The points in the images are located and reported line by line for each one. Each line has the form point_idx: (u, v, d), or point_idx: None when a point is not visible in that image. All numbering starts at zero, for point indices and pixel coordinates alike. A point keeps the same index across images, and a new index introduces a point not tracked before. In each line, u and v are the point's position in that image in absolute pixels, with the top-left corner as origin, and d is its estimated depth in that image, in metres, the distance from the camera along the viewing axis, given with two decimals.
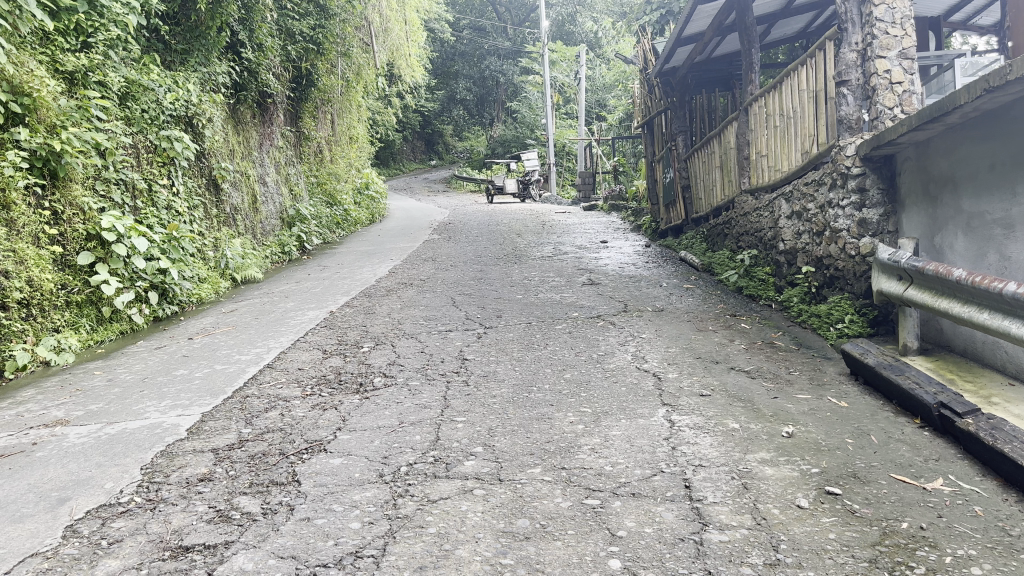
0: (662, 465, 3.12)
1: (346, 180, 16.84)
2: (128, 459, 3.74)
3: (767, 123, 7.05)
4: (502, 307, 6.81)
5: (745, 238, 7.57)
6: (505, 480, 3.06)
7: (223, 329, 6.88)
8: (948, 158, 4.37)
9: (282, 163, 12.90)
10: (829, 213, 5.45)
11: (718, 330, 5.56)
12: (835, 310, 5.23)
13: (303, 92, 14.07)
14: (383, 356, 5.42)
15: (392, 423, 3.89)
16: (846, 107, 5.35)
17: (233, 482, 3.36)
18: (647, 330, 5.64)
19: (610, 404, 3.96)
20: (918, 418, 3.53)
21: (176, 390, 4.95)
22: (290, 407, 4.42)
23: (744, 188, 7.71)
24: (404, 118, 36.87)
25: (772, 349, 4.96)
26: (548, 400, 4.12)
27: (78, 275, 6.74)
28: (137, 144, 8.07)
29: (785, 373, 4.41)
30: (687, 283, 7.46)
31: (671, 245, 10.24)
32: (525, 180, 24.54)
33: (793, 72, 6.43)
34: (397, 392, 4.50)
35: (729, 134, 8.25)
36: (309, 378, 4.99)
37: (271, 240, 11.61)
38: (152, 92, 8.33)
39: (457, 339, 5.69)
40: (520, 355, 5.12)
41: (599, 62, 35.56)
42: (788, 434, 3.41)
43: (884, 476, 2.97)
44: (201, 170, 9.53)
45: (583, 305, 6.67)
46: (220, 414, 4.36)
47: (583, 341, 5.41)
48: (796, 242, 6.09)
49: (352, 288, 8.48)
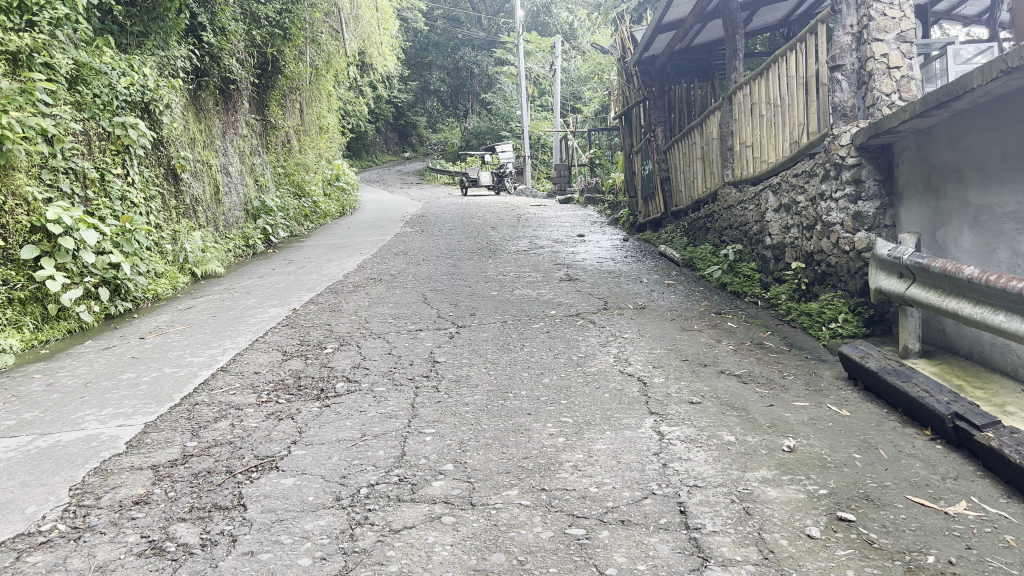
0: (654, 486, 2.79)
1: (315, 171, 16.34)
2: (56, 477, 3.32)
3: (753, 112, 6.76)
4: (475, 304, 6.46)
5: (728, 232, 7.28)
6: (478, 506, 2.71)
7: (179, 328, 6.45)
8: (954, 148, 4.10)
9: (247, 152, 12.39)
10: (821, 205, 5.17)
11: (704, 329, 5.25)
12: (827, 309, 4.96)
13: (269, 79, 13.56)
14: (347, 358, 5.04)
15: (354, 436, 3.53)
16: (841, 94, 5.03)
17: (172, 507, 2.98)
18: (629, 329, 5.32)
19: (593, 413, 3.63)
20: (929, 429, 3.26)
21: (120, 396, 4.53)
22: (242, 416, 4.04)
23: (728, 181, 7.41)
24: (377, 109, 36.23)
25: (763, 351, 4.67)
26: (524, 408, 3.78)
27: (21, 270, 6.30)
28: (88, 131, 7.57)
29: (778, 377, 4.11)
30: (668, 279, 7.16)
31: (650, 239, 9.94)
32: (500, 172, 24.13)
33: (781, 57, 6.14)
34: (361, 399, 4.13)
35: (711, 123, 7.94)
36: (265, 383, 4.61)
37: (234, 233, 11.13)
38: (104, 75, 7.83)
39: (428, 340, 5.33)
40: (494, 358, 4.77)
41: (574, 54, 35.28)
42: (790, 448, 3.11)
43: (900, 498, 2.68)
44: (158, 159, 9.02)
45: (561, 303, 6.34)
46: (164, 425, 3.96)
47: (563, 342, 5.08)
48: (784, 237, 5.81)
49: (318, 283, 8.09)
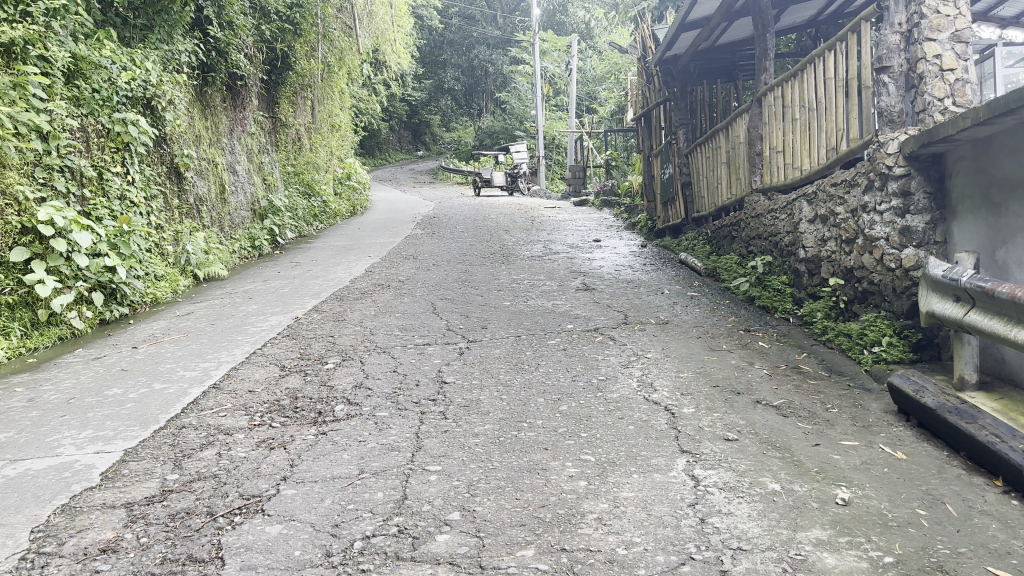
0: (692, 550, 2.42)
1: (326, 170, 16.01)
2: (18, 516, 2.97)
3: (785, 116, 6.36)
4: (487, 316, 6.09)
5: (755, 241, 6.87)
6: (488, 569, 2.35)
7: (174, 336, 6.11)
8: (1019, 159, 3.71)
9: (255, 150, 12.07)
10: (864, 218, 4.78)
11: (733, 350, 4.87)
12: (870, 332, 4.59)
13: (279, 75, 13.23)
14: (349, 376, 4.68)
15: (350, 472, 3.17)
16: (887, 98, 4.65)
17: (142, 557, 2.63)
18: (652, 348, 4.94)
19: (617, 450, 3.25)
20: (1000, 479, 2.89)
21: (102, 417, 4.19)
22: (231, 443, 3.70)
23: (755, 187, 7.01)
24: (390, 107, 35.92)
25: (800, 377, 4.29)
26: (540, 442, 3.41)
27: (10, 273, 5.98)
28: (86, 127, 7.26)
29: (821, 410, 3.73)
30: (691, 291, 6.78)
31: (669, 246, 9.54)
32: (514, 172, 23.75)
33: (818, 57, 5.75)
34: (361, 426, 3.77)
35: (738, 126, 7.55)
36: (259, 404, 4.27)
37: (240, 233, 10.81)
38: (105, 70, 7.50)
39: (435, 356, 4.97)
40: (507, 379, 4.41)
41: (590, 53, 34.85)
42: (843, 501, 2.74)
43: (980, 571, 2.30)
44: (160, 157, 8.71)
45: (578, 316, 5.96)
46: (145, 452, 3.62)
47: (581, 361, 4.70)
48: (819, 250, 5.41)
49: (323, 289, 7.75)
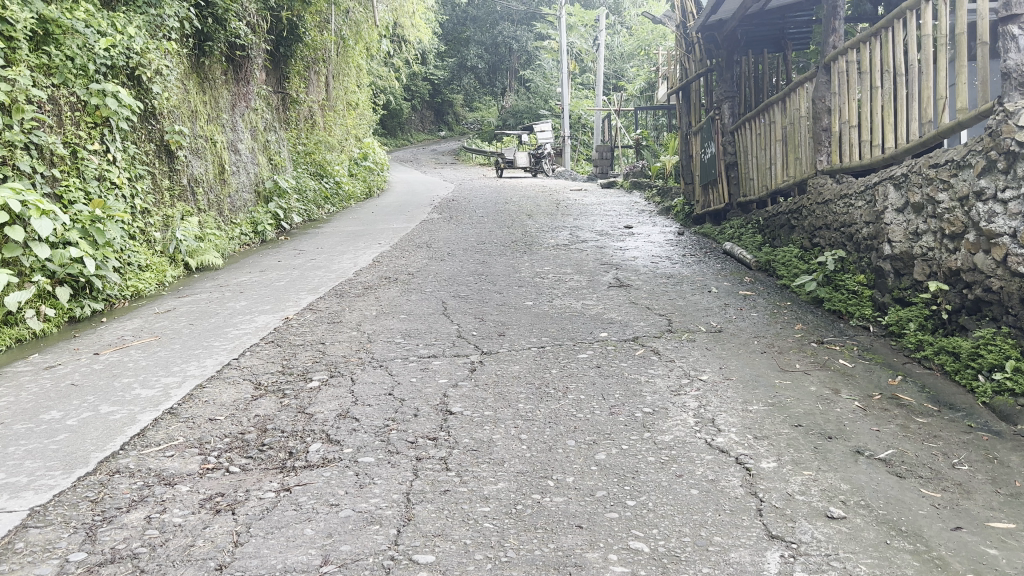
0: None
1: (340, 150, 15.12)
2: None
3: (863, 84, 5.38)
4: (506, 320, 5.18)
5: (820, 232, 5.88)
6: None
7: (144, 340, 5.27)
8: None
9: (259, 127, 11.21)
10: (979, 207, 3.82)
11: (809, 369, 3.94)
12: (986, 352, 3.65)
13: (288, 48, 12.36)
14: (335, 400, 3.81)
15: (311, 561, 2.30)
16: (1017, 54, 3.73)
17: None
18: (708, 368, 3.99)
19: (682, 535, 2.35)
20: None
21: (22, 454, 3.33)
22: (169, 500, 2.85)
23: (821, 168, 6.03)
24: (412, 85, 34.78)
25: (905, 413, 3.36)
26: (571, 515, 2.50)
27: None
28: (58, 100, 6.42)
29: (947, 467, 2.82)
30: (744, 289, 5.82)
31: (712, 235, 8.53)
32: (538, 153, 22.66)
33: (910, 10, 4.74)
34: (338, 478, 2.90)
35: (797, 97, 6.55)
36: (217, 439, 3.41)
37: (240, 218, 9.98)
38: (80, 35, 6.63)
39: (441, 374, 4.07)
40: (527, 411, 3.49)
41: (619, 28, 33.49)
42: None
43: None
44: (148, 134, 7.84)
45: (613, 321, 5.02)
46: (55, 514, 2.75)
47: (620, 386, 3.77)
48: (911, 244, 4.45)
49: (322, 283, 6.86)
